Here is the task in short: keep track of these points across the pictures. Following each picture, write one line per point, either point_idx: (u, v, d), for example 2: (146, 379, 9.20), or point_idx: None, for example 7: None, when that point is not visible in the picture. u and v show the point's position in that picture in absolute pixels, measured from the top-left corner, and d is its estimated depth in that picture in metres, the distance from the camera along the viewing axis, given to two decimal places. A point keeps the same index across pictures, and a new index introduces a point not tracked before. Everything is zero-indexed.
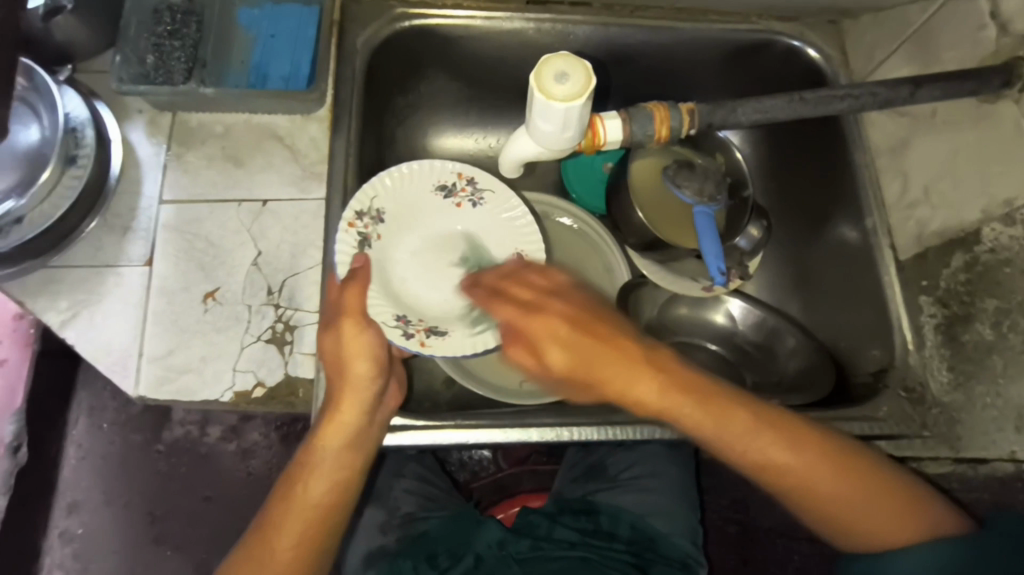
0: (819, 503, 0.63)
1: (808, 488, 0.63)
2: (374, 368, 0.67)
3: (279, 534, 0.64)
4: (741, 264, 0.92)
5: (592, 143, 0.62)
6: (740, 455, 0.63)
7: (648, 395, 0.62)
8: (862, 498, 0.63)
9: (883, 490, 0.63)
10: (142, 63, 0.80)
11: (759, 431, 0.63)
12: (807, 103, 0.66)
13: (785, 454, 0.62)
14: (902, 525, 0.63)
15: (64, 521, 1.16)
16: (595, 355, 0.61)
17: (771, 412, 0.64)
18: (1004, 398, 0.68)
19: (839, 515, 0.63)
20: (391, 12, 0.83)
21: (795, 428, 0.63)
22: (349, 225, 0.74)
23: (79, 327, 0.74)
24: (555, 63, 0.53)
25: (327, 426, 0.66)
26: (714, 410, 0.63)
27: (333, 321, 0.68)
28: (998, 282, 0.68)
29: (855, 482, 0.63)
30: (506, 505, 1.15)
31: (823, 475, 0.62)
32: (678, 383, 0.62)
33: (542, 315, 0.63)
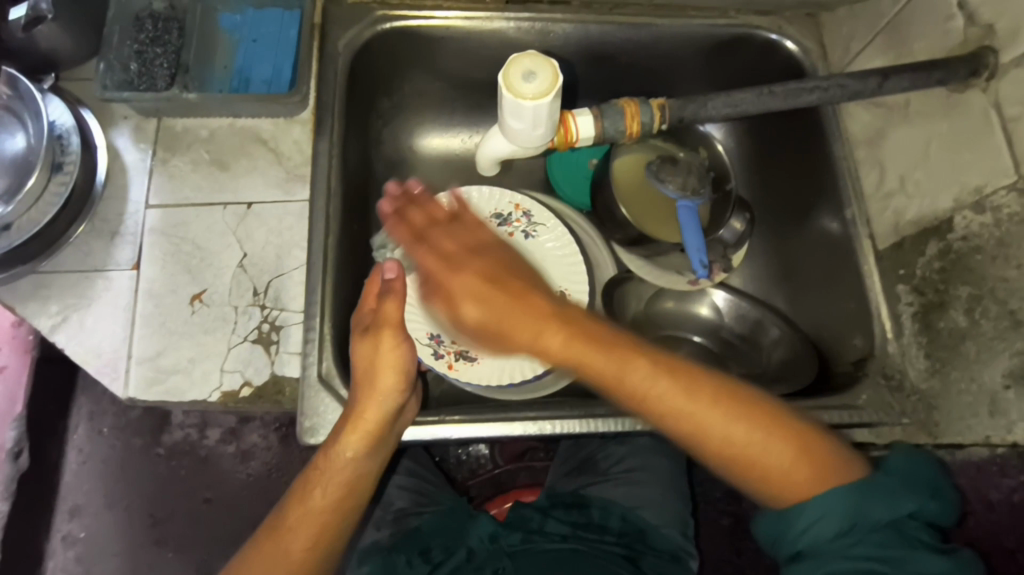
0: (716, 449, 0.59)
1: (704, 436, 0.58)
2: (402, 380, 0.69)
3: (293, 537, 0.65)
4: (725, 257, 0.93)
5: (564, 139, 0.62)
6: (634, 399, 0.60)
7: (549, 343, 0.62)
8: (756, 439, 0.58)
9: (780, 437, 0.58)
10: (126, 70, 0.82)
11: (651, 371, 0.59)
12: (776, 96, 0.67)
13: (673, 397, 0.59)
14: (808, 473, 0.57)
15: (66, 525, 1.18)
16: (497, 303, 0.63)
17: (664, 358, 0.61)
18: (978, 382, 0.68)
19: (738, 461, 0.58)
20: (371, 14, 0.84)
21: (690, 374, 0.60)
22: (404, 243, 0.84)
23: (69, 330, 0.75)
24: (523, 62, 0.54)
25: (351, 434, 0.68)
26: (611, 352, 0.60)
27: (371, 329, 0.69)
28: (970, 269, 0.68)
29: (755, 424, 0.58)
30: (499, 500, 1.17)
31: (710, 417, 0.58)
32: (575, 328, 0.61)
33: (449, 263, 0.66)
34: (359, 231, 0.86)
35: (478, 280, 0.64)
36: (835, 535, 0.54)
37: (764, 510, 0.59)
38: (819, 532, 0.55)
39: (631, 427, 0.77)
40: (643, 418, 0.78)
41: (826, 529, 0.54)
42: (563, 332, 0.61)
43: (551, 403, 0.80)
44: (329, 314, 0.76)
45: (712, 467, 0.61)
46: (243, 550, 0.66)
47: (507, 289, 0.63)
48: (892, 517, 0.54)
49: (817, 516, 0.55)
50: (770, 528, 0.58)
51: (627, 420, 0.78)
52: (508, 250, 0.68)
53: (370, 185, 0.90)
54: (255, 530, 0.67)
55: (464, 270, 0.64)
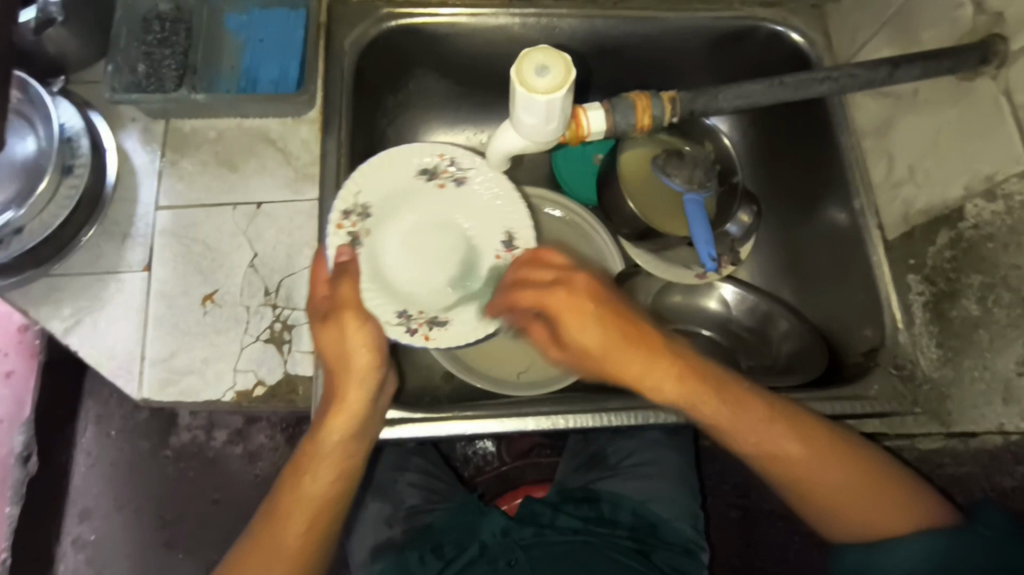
0: (822, 496, 0.65)
1: (810, 483, 0.65)
2: (376, 360, 0.68)
3: (290, 523, 0.66)
4: (732, 249, 0.93)
5: (576, 134, 0.62)
6: (749, 443, 0.65)
7: (667, 386, 0.64)
8: (863, 487, 0.65)
9: (880, 482, 0.65)
10: (133, 72, 0.81)
11: (775, 429, 0.65)
12: (787, 87, 0.67)
13: (797, 451, 0.64)
14: (901, 514, 0.64)
15: (77, 528, 1.18)
16: (618, 338, 0.63)
17: (770, 402, 0.66)
18: (990, 370, 0.68)
19: (843, 510, 0.65)
20: (376, 12, 0.84)
21: (799, 415, 0.65)
22: (338, 226, 0.76)
23: (82, 333, 0.75)
24: (536, 57, 0.54)
25: (334, 417, 0.67)
26: (727, 402, 0.64)
27: (331, 315, 0.68)
28: (982, 258, 0.68)
29: (850, 472, 0.65)
30: (510, 496, 1.17)
31: (828, 466, 0.65)
32: (701, 380, 0.64)
33: (573, 292, 0.64)
34: None
35: (598, 318, 0.63)
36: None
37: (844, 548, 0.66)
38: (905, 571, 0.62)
39: (644, 420, 0.78)
40: (656, 411, 0.78)
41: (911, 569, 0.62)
42: (677, 377, 0.64)
43: (563, 398, 0.80)
44: None
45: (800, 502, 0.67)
46: (242, 538, 0.67)
47: (625, 335, 0.63)
48: None
49: (906, 555, 0.62)
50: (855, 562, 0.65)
51: (638, 414, 0.78)
52: (612, 291, 0.66)
53: None
54: (252, 520, 0.68)
55: (568, 291, 0.63)
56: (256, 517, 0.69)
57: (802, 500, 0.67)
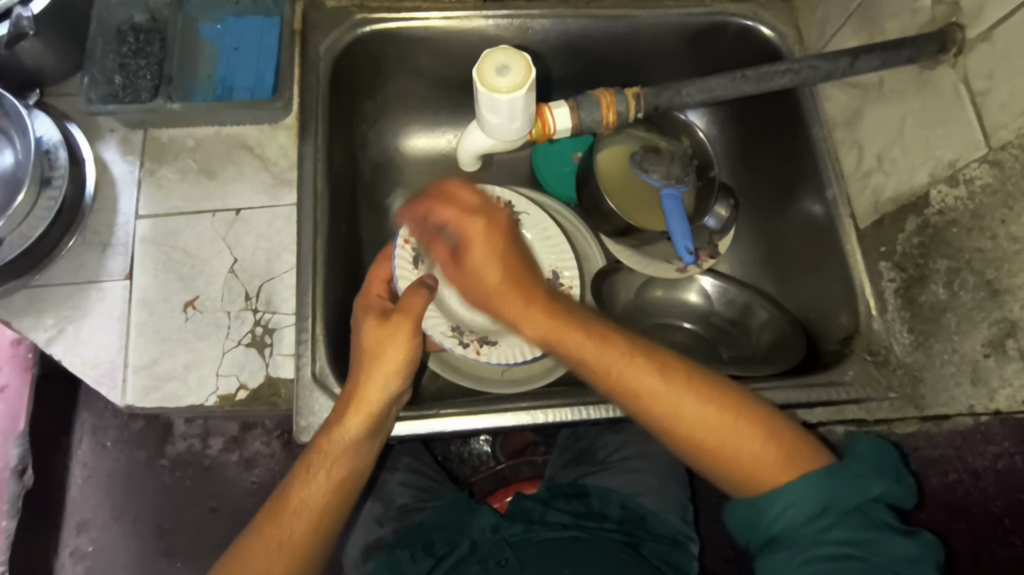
0: (694, 440, 0.63)
1: (674, 422, 0.63)
2: (406, 367, 0.71)
3: (298, 517, 0.66)
4: (711, 243, 0.94)
5: (542, 132, 0.66)
6: (606, 377, 0.65)
7: (536, 318, 0.68)
8: (726, 427, 0.62)
9: (750, 422, 0.62)
10: (110, 83, 0.83)
11: (635, 360, 0.65)
12: (748, 80, 0.70)
13: (655, 383, 0.64)
14: (776, 460, 0.61)
15: (75, 539, 1.18)
16: (505, 268, 0.69)
17: (640, 343, 0.67)
18: (959, 352, 0.69)
19: (716, 453, 0.62)
20: (351, 18, 0.85)
21: (660, 355, 0.66)
22: (406, 241, 0.82)
23: (65, 342, 0.76)
24: (497, 58, 0.57)
25: (352, 415, 0.69)
26: (590, 330, 0.67)
27: (389, 318, 0.72)
28: (947, 242, 0.69)
29: (720, 406, 0.63)
30: (501, 494, 1.18)
31: (684, 403, 0.63)
32: (563, 314, 0.68)
33: (476, 221, 0.70)
34: (349, 233, 0.87)
35: (489, 247, 0.69)
36: (806, 523, 0.57)
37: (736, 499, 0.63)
38: (793, 516, 0.58)
39: (623, 413, 0.79)
40: None
41: (798, 515, 0.58)
42: (545, 313, 0.68)
43: (544, 394, 0.81)
44: (321, 315, 0.77)
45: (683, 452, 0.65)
46: (245, 531, 0.67)
47: (511, 278, 0.69)
48: (852, 504, 0.57)
49: (790, 499, 0.58)
50: (742, 515, 0.62)
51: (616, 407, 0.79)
52: (511, 233, 0.71)
53: (356, 187, 0.91)
54: (255, 513, 0.67)
55: (481, 220, 0.70)
56: (259, 511, 0.68)
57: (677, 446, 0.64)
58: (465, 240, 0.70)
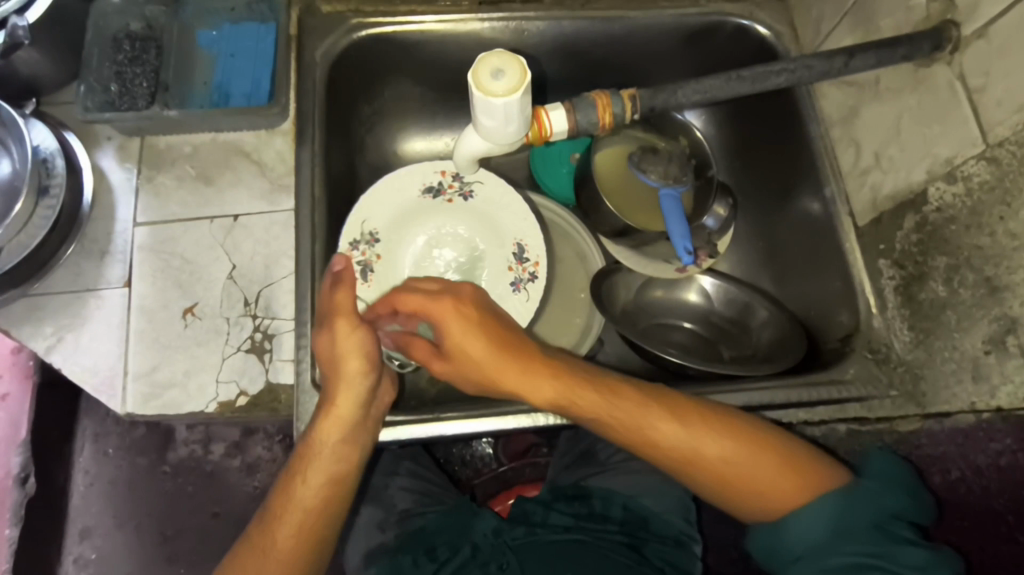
0: (721, 479, 0.65)
1: (696, 462, 0.65)
2: (366, 364, 0.70)
3: (280, 525, 0.66)
4: (709, 242, 0.94)
5: (538, 134, 0.66)
6: (626, 430, 0.67)
7: (541, 390, 0.68)
8: (745, 458, 0.64)
9: (771, 449, 0.65)
10: (106, 91, 0.83)
11: (648, 407, 0.66)
12: (745, 80, 0.70)
13: (670, 430, 0.66)
14: (797, 486, 0.63)
15: (77, 547, 1.18)
16: (493, 345, 0.68)
17: (647, 387, 0.69)
18: (959, 349, 0.68)
19: (740, 489, 0.65)
20: (346, 23, 0.85)
21: (671, 400, 0.67)
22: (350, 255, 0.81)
23: (65, 350, 0.76)
24: (492, 61, 0.57)
25: (325, 420, 0.69)
26: (600, 388, 0.68)
27: (328, 319, 0.71)
28: (945, 239, 0.69)
29: (736, 442, 0.65)
30: (503, 497, 1.18)
31: (706, 445, 0.65)
32: (568, 374, 0.68)
33: (449, 301, 0.69)
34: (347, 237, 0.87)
35: (466, 324, 0.68)
36: (825, 539, 0.60)
37: (755, 525, 0.65)
38: (811, 538, 0.60)
39: None
40: None
41: (815, 532, 0.60)
42: (557, 379, 0.68)
43: None
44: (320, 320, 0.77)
45: (708, 490, 0.67)
46: (234, 550, 0.67)
47: (500, 342, 0.68)
48: (871, 520, 0.59)
49: (808, 522, 0.61)
50: (767, 542, 0.64)
51: None
52: (489, 302, 0.72)
53: (354, 191, 0.91)
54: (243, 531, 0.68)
55: (453, 302, 0.69)
56: (248, 530, 0.68)
57: (702, 485, 0.67)
58: (443, 332, 0.69)
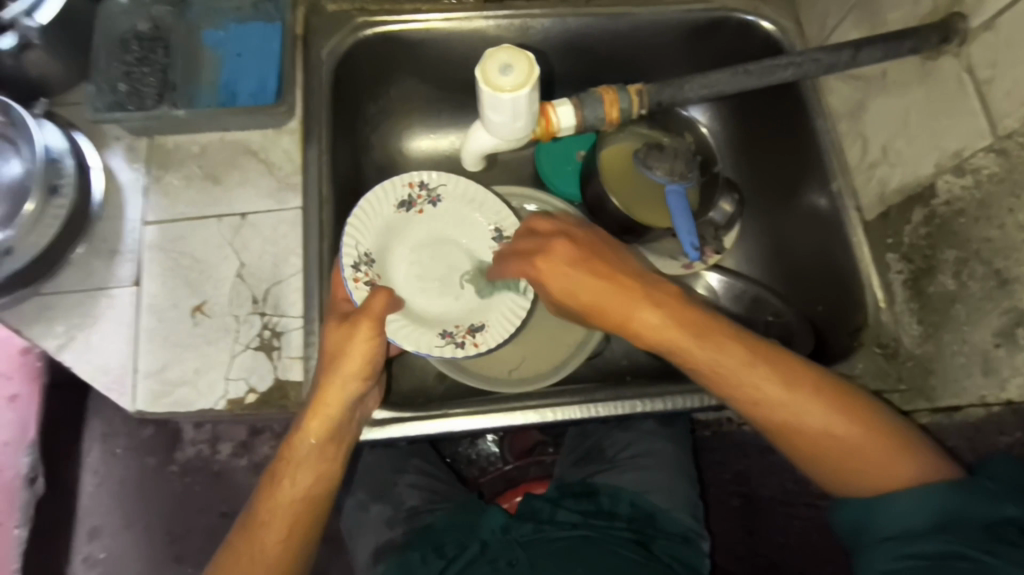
0: (821, 451, 0.63)
1: (798, 429, 0.63)
2: (366, 369, 0.70)
3: (267, 528, 0.67)
4: (717, 239, 0.94)
5: (546, 130, 0.67)
6: (729, 386, 0.66)
7: (649, 329, 0.68)
8: (850, 434, 0.62)
9: (876, 433, 0.62)
10: (115, 91, 0.83)
11: (757, 367, 0.65)
12: (751, 74, 0.70)
13: (777, 391, 0.64)
14: (903, 468, 0.61)
15: (87, 547, 1.19)
16: (604, 291, 0.69)
17: (762, 348, 0.66)
18: (969, 343, 0.68)
19: (843, 464, 0.62)
20: (352, 22, 0.85)
21: (782, 361, 0.65)
22: (356, 279, 0.75)
23: (76, 349, 0.77)
24: (499, 57, 0.57)
25: (310, 420, 0.69)
26: (708, 341, 0.66)
27: (348, 318, 0.71)
28: (954, 232, 0.69)
29: (842, 415, 0.63)
30: (509, 494, 1.20)
31: (809, 409, 0.63)
32: (682, 320, 0.68)
33: (547, 259, 0.70)
34: None
35: (574, 270, 0.70)
36: (925, 526, 0.57)
37: (846, 500, 0.63)
38: (910, 523, 0.58)
39: (630, 409, 0.79)
40: (642, 401, 0.79)
41: (916, 519, 0.57)
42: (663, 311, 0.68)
43: (551, 393, 0.82)
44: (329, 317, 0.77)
45: (806, 465, 0.64)
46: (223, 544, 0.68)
47: (608, 277, 0.69)
48: (984, 520, 0.55)
49: (904, 510, 0.58)
50: (851, 515, 0.62)
51: (625, 404, 0.79)
52: (603, 254, 0.72)
53: (360, 190, 0.92)
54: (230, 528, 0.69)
55: (546, 257, 0.70)
56: (236, 523, 0.70)
57: (800, 459, 0.65)
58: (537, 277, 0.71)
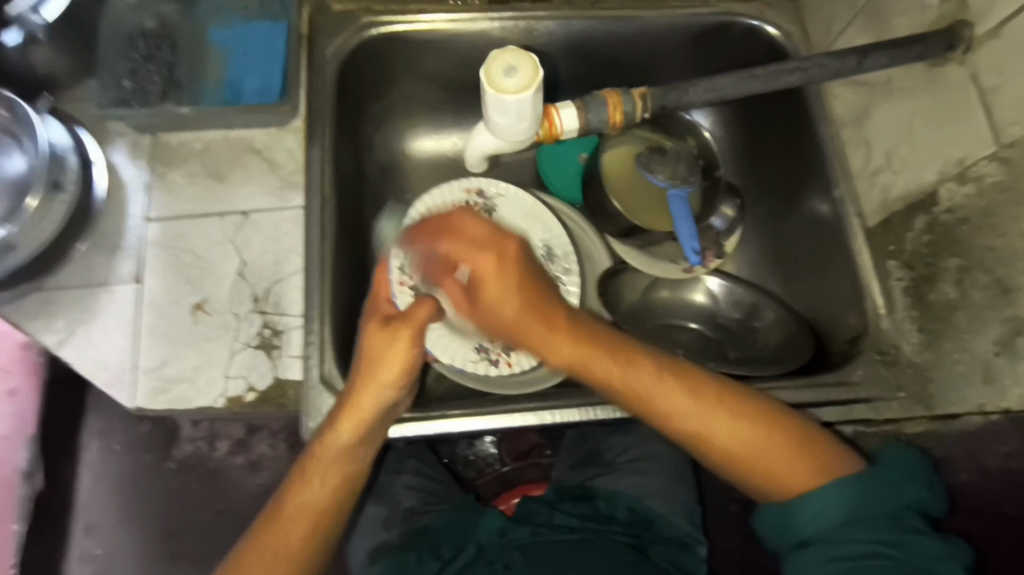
0: (727, 458, 0.65)
1: (701, 437, 0.65)
2: (403, 378, 0.70)
3: (291, 526, 0.67)
4: (717, 244, 0.94)
5: (548, 133, 0.67)
6: (639, 401, 0.66)
7: (561, 347, 0.68)
8: (758, 440, 0.64)
9: (780, 434, 0.64)
10: (119, 87, 0.83)
11: (665, 380, 0.66)
12: (756, 79, 0.70)
13: (684, 402, 0.65)
14: (804, 471, 0.62)
15: (83, 542, 1.18)
16: (524, 305, 0.68)
17: (667, 362, 0.68)
18: (969, 352, 0.68)
19: (749, 468, 0.64)
20: (357, 21, 0.85)
21: (689, 372, 0.67)
22: (401, 285, 0.78)
23: (77, 345, 0.77)
24: (504, 58, 0.58)
25: (344, 420, 0.69)
26: (619, 356, 0.67)
27: (391, 323, 0.70)
28: (956, 241, 0.69)
29: (745, 420, 0.64)
30: (508, 496, 1.19)
31: (717, 418, 0.64)
32: (586, 337, 0.68)
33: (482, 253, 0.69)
34: (355, 234, 0.87)
35: (511, 282, 0.68)
36: (838, 524, 0.59)
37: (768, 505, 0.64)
38: (824, 521, 0.59)
39: None
40: None
41: (830, 518, 0.59)
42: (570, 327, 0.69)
43: (550, 395, 0.82)
44: (330, 317, 0.77)
45: (725, 472, 0.66)
46: (246, 536, 0.68)
47: (530, 300, 0.68)
48: (888, 509, 0.59)
49: (823, 506, 0.60)
50: (773, 520, 0.63)
51: (624, 407, 0.79)
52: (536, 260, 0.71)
53: (363, 189, 0.92)
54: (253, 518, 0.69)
55: (498, 254, 0.68)
56: (260, 515, 0.69)
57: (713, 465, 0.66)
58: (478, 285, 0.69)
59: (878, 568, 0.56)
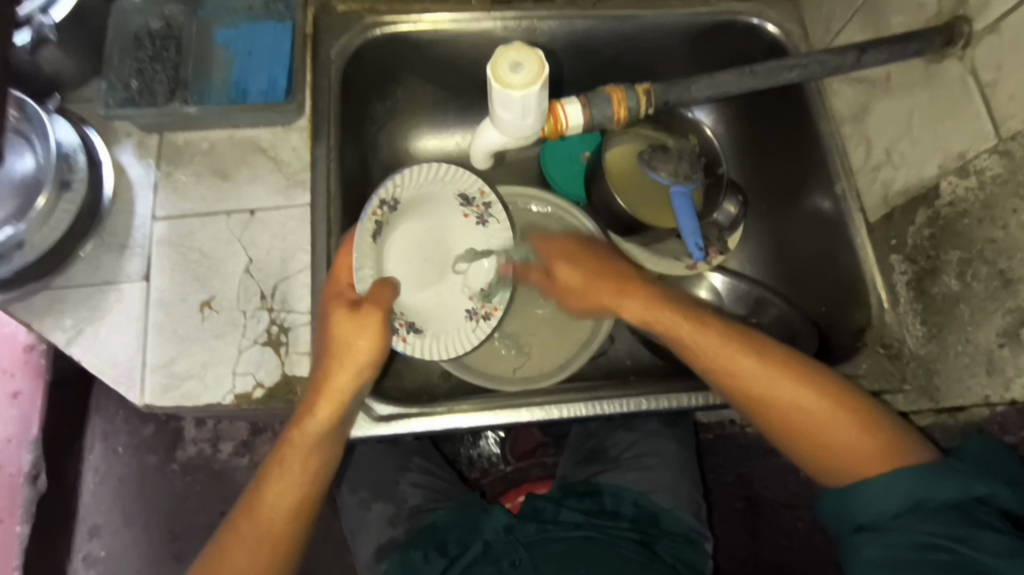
0: (796, 428, 0.68)
1: (769, 402, 0.68)
2: (375, 356, 0.71)
3: (258, 524, 0.68)
4: (721, 239, 0.93)
5: (553, 128, 0.68)
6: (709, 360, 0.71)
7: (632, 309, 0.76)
8: (822, 408, 0.67)
9: (840, 410, 0.67)
10: (126, 87, 0.84)
11: (732, 342, 0.70)
12: (756, 75, 0.71)
13: (751, 365, 0.69)
14: (876, 453, 0.65)
15: (87, 545, 1.18)
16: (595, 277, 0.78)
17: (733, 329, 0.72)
18: (973, 343, 0.69)
19: (814, 440, 0.67)
20: (361, 22, 0.86)
21: (757, 341, 0.71)
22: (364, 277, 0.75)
23: (85, 342, 0.77)
24: (510, 54, 0.59)
25: (320, 400, 0.70)
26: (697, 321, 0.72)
27: (357, 305, 0.72)
28: (958, 233, 0.69)
29: (819, 394, 0.68)
30: (513, 494, 1.18)
31: (781, 383, 0.68)
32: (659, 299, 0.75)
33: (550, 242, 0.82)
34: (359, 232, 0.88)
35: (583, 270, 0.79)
36: (896, 513, 0.61)
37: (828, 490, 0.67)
38: (881, 508, 0.62)
39: (636, 407, 0.80)
40: (647, 398, 0.80)
41: (888, 506, 0.61)
42: (645, 298, 0.76)
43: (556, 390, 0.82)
44: None
45: (788, 448, 0.70)
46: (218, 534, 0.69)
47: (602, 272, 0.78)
48: (955, 499, 0.60)
49: (883, 492, 0.62)
50: (833, 504, 0.66)
51: (630, 401, 0.80)
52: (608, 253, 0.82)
53: (367, 188, 0.93)
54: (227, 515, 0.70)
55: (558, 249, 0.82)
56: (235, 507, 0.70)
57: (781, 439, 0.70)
58: (562, 279, 0.81)
59: (935, 560, 0.57)
